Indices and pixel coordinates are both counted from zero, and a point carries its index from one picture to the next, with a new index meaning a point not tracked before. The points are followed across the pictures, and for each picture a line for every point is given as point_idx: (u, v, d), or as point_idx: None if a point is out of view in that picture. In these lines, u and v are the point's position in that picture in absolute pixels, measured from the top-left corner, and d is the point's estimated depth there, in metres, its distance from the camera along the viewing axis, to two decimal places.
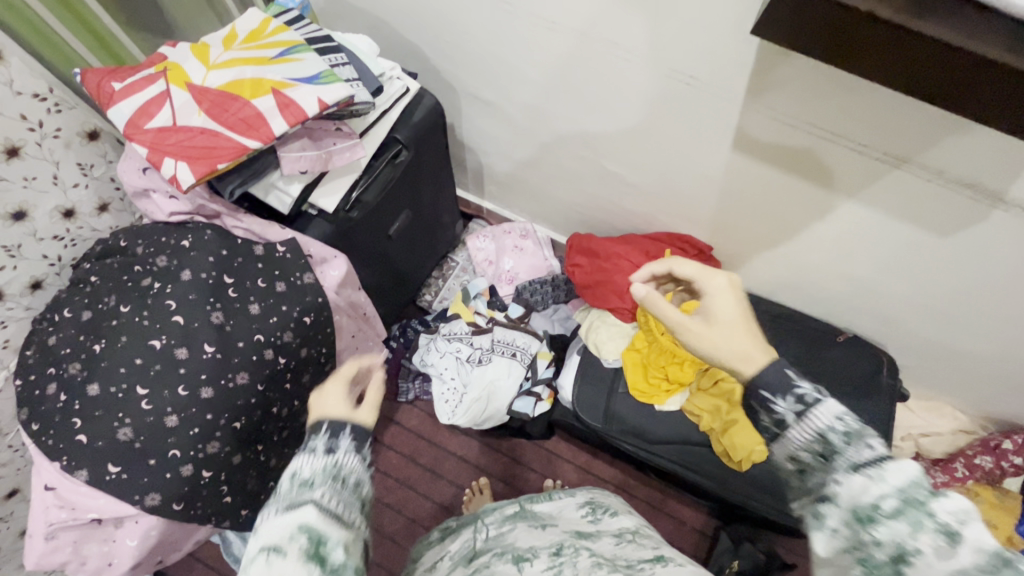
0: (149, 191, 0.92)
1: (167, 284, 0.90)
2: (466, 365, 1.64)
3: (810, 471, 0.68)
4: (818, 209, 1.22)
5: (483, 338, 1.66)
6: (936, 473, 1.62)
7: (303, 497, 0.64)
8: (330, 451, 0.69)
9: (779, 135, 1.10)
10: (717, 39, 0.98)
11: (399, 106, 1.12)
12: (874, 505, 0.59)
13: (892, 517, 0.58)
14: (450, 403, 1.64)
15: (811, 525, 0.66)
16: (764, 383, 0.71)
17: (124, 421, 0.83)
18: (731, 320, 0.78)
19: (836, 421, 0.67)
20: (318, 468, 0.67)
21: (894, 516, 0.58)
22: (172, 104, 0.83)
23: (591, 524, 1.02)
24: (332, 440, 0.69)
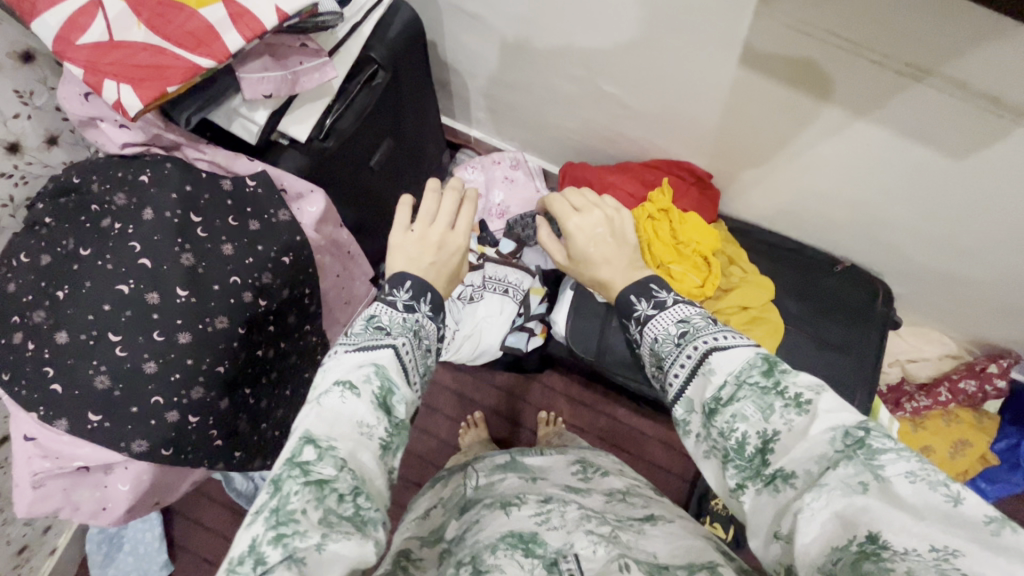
0: (95, 119, 0.83)
1: (129, 224, 0.83)
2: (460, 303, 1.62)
3: (665, 383, 0.81)
4: (824, 130, 1.15)
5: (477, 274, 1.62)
6: (919, 397, 1.67)
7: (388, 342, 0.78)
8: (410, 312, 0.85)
9: (790, 47, 1.00)
10: None
11: (373, 19, 1.01)
12: (716, 396, 0.70)
13: (734, 404, 0.68)
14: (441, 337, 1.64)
15: (688, 442, 0.75)
16: (620, 307, 0.93)
17: (99, 369, 0.79)
18: (591, 249, 0.99)
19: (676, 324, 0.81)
20: (398, 324, 0.82)
21: (750, 411, 0.67)
22: (105, 14, 0.72)
23: (581, 482, 1.02)
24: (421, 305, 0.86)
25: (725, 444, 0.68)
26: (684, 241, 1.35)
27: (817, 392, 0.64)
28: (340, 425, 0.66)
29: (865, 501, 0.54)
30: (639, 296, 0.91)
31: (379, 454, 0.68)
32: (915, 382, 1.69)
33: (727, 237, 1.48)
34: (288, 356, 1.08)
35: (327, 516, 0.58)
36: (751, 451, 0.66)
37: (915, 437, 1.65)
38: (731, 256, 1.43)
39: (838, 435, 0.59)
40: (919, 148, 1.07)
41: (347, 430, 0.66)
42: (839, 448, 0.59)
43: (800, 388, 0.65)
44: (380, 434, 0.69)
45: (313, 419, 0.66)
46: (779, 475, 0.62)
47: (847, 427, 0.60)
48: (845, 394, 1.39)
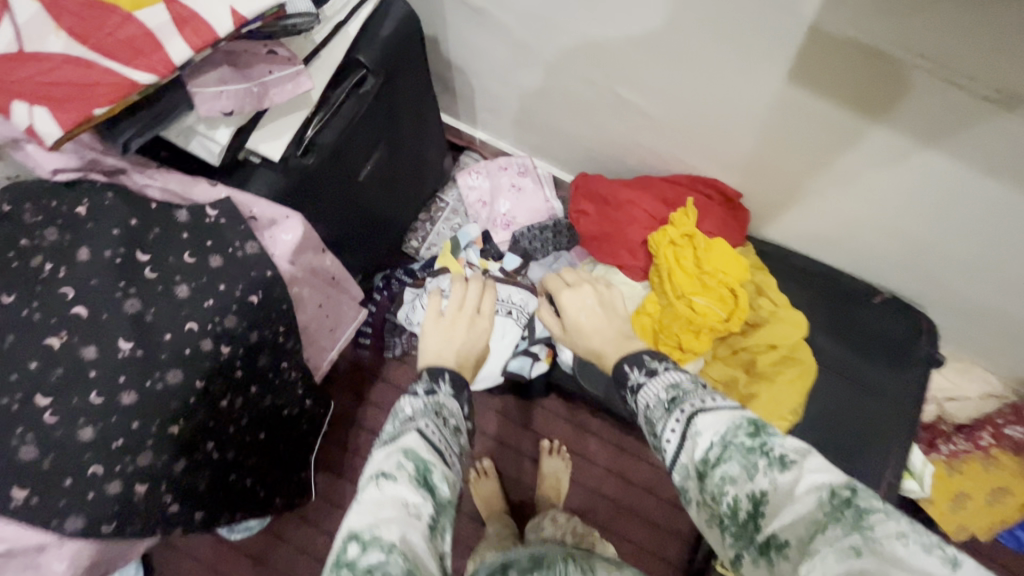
0: (20, 140, 0.70)
1: (62, 265, 0.71)
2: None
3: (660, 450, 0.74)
4: (878, 156, 1.00)
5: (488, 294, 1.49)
6: (958, 439, 1.53)
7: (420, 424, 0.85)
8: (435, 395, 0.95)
9: (850, 59, 0.85)
10: None
11: (360, 19, 0.87)
12: (703, 459, 0.63)
13: (720, 465, 0.62)
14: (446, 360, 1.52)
15: (731, 561, 0.59)
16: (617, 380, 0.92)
17: (25, 438, 0.67)
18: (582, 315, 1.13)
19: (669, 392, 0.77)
20: (419, 412, 0.88)
21: (738, 477, 0.60)
22: (14, 19, 0.58)
23: None
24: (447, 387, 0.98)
25: (733, 534, 0.58)
26: (710, 272, 1.20)
27: (798, 449, 0.59)
28: (380, 501, 0.69)
29: (860, 565, 0.46)
30: (631, 365, 0.90)
31: (429, 538, 0.68)
32: (952, 422, 1.55)
33: (755, 263, 1.34)
34: (262, 400, 0.96)
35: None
36: (756, 530, 0.56)
37: (951, 484, 1.51)
38: (760, 285, 1.29)
39: (829, 494, 0.53)
40: (993, 182, 0.92)
41: (391, 508, 0.67)
42: (837, 515, 0.51)
43: (794, 450, 0.59)
44: (428, 513, 0.70)
45: (354, 508, 0.68)
46: (780, 549, 0.53)
47: (839, 486, 0.53)
48: (882, 444, 1.25)
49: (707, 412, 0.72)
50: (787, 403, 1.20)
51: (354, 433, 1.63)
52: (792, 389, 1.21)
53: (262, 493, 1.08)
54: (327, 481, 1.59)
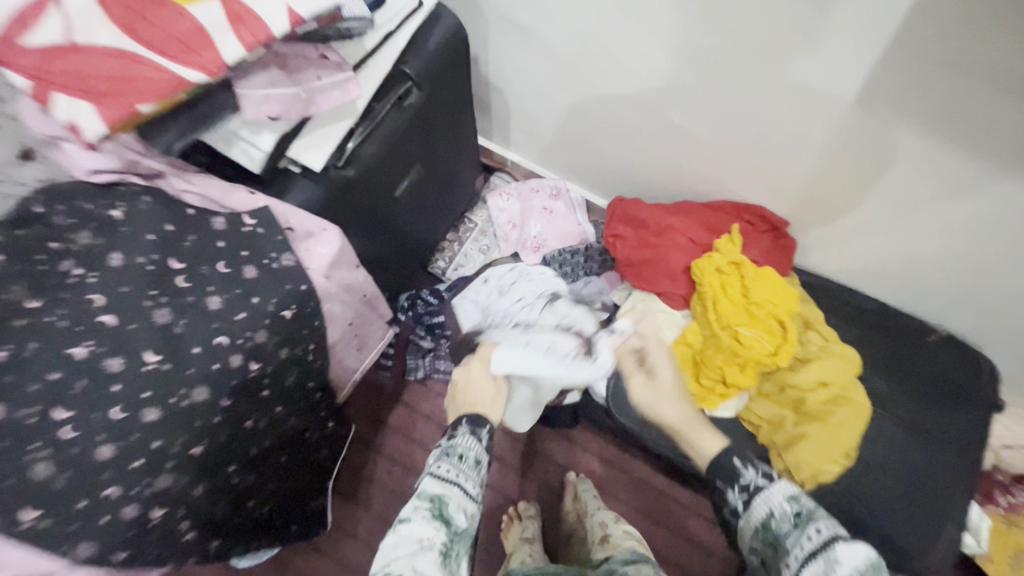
0: (58, 139, 0.66)
1: (91, 271, 0.66)
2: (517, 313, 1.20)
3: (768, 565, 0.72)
4: (955, 189, 0.94)
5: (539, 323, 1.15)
6: (1016, 491, 1.43)
7: (471, 488, 0.85)
8: (476, 442, 0.92)
9: (933, 81, 0.79)
10: None
11: (410, 28, 0.85)
12: (784, 532, 0.73)
13: (821, 562, 0.66)
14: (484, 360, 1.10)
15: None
16: (721, 473, 0.83)
17: (38, 454, 0.62)
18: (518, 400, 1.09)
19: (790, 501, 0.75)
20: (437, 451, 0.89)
21: (808, 563, 0.67)
22: (63, 10, 0.54)
23: None
24: (484, 439, 0.93)
25: (758, 539, 0.75)
26: (757, 302, 1.14)
27: (834, 539, 0.67)
28: (409, 557, 0.70)
29: None
30: (745, 461, 0.82)
31: (443, 561, 0.72)
32: (1010, 472, 1.45)
33: (802, 295, 1.27)
34: (285, 422, 0.92)
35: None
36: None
37: (1008, 537, 1.41)
38: (808, 318, 1.22)
39: (854, 571, 0.63)
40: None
41: (436, 535, 0.75)
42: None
43: (825, 521, 0.71)
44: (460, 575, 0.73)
45: (411, 558, 0.69)
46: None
47: (871, 566, 0.64)
48: (943, 494, 1.15)
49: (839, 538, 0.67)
50: (839, 446, 1.12)
51: (370, 458, 1.56)
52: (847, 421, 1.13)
53: (279, 521, 1.01)
54: (341, 509, 1.51)
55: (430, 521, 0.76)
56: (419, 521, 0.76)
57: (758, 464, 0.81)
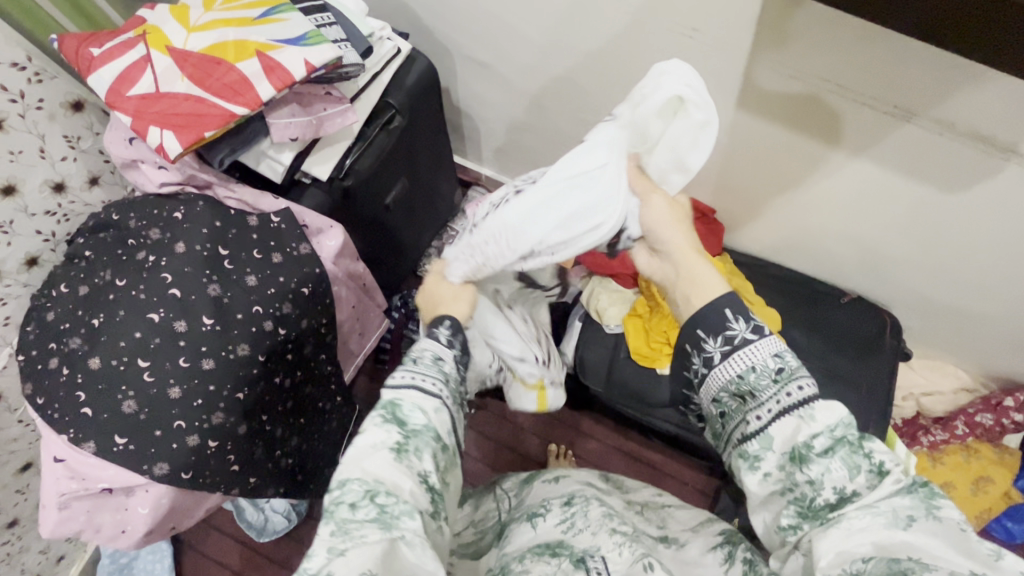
0: (137, 161, 0.91)
1: (162, 257, 0.89)
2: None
3: (734, 417, 0.67)
4: (826, 169, 1.18)
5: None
6: (936, 430, 1.64)
7: (436, 389, 0.70)
8: (451, 349, 0.76)
9: (784, 88, 1.04)
10: None
11: (392, 69, 1.09)
12: (809, 445, 0.59)
13: (826, 457, 0.59)
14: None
15: (742, 468, 0.65)
16: (696, 322, 0.69)
17: (128, 393, 0.84)
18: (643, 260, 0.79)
19: (773, 358, 0.65)
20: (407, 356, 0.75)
21: (780, 419, 0.62)
22: (153, 70, 0.80)
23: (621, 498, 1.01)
24: (452, 339, 0.77)
25: (727, 392, 0.67)
26: None
27: (812, 396, 0.62)
28: (366, 459, 0.62)
29: (905, 537, 0.54)
30: (735, 312, 0.67)
31: (397, 460, 0.62)
32: (930, 416, 1.67)
33: (732, 270, 1.51)
34: (303, 387, 1.08)
35: (342, 527, 0.55)
36: (761, 438, 0.63)
37: (935, 473, 1.62)
38: (737, 288, 1.46)
39: (826, 430, 0.59)
40: (915, 185, 1.10)
41: (408, 404, 0.67)
42: (841, 443, 0.59)
43: (806, 379, 0.63)
44: (419, 467, 0.63)
45: (358, 457, 0.62)
46: (807, 494, 0.59)
47: (846, 426, 0.60)
48: (858, 427, 1.37)
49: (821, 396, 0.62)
50: None
51: None
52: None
53: (300, 477, 1.14)
54: None
55: (393, 427, 0.65)
56: (373, 425, 0.65)
57: (744, 314, 0.67)
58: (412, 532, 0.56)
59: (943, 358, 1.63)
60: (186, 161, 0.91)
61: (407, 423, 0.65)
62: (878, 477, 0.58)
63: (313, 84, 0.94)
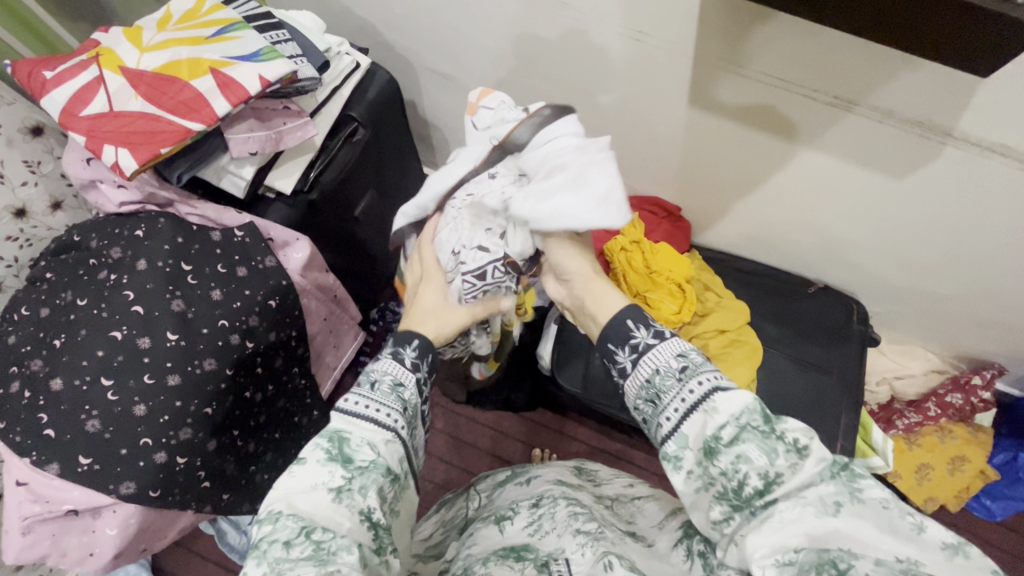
0: (97, 181, 0.92)
1: (123, 275, 0.90)
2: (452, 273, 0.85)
3: (654, 421, 0.70)
4: (779, 162, 1.22)
5: (487, 259, 0.83)
6: (909, 414, 1.68)
7: (389, 420, 0.71)
8: (413, 373, 0.78)
9: (730, 86, 1.08)
10: None
11: (352, 82, 1.11)
12: (717, 436, 0.62)
13: (737, 445, 0.60)
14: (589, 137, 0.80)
15: (667, 470, 0.66)
16: (607, 342, 0.78)
17: (91, 413, 0.83)
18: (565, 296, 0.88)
19: (677, 359, 0.71)
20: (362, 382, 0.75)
21: (689, 417, 0.65)
22: (107, 90, 0.81)
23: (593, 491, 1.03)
24: (417, 362, 0.79)
25: (643, 395, 0.71)
26: (657, 270, 1.41)
27: (715, 389, 0.65)
28: (303, 495, 0.62)
29: (835, 522, 0.55)
30: (637, 321, 0.76)
31: (335, 501, 0.63)
32: (903, 399, 1.69)
33: (700, 265, 1.54)
34: (276, 401, 1.08)
35: (276, 567, 0.56)
36: (678, 436, 0.66)
37: (910, 455, 1.65)
38: (706, 282, 1.49)
39: (729, 419, 0.62)
40: (865, 174, 1.15)
41: (353, 438, 0.68)
42: (747, 430, 0.61)
43: (709, 372, 0.67)
44: (362, 505, 0.64)
45: (288, 492, 0.62)
46: (735, 484, 0.60)
47: (750, 411, 0.61)
48: (830, 412, 1.40)
49: (724, 387, 0.65)
50: (738, 381, 1.37)
51: None
52: (739, 360, 1.39)
53: None
54: None
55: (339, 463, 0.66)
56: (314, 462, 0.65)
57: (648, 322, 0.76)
58: (349, 567, 0.57)
59: (911, 342, 1.66)
60: (145, 178, 0.92)
61: (350, 461, 0.66)
62: (797, 457, 0.58)
63: (269, 98, 0.95)
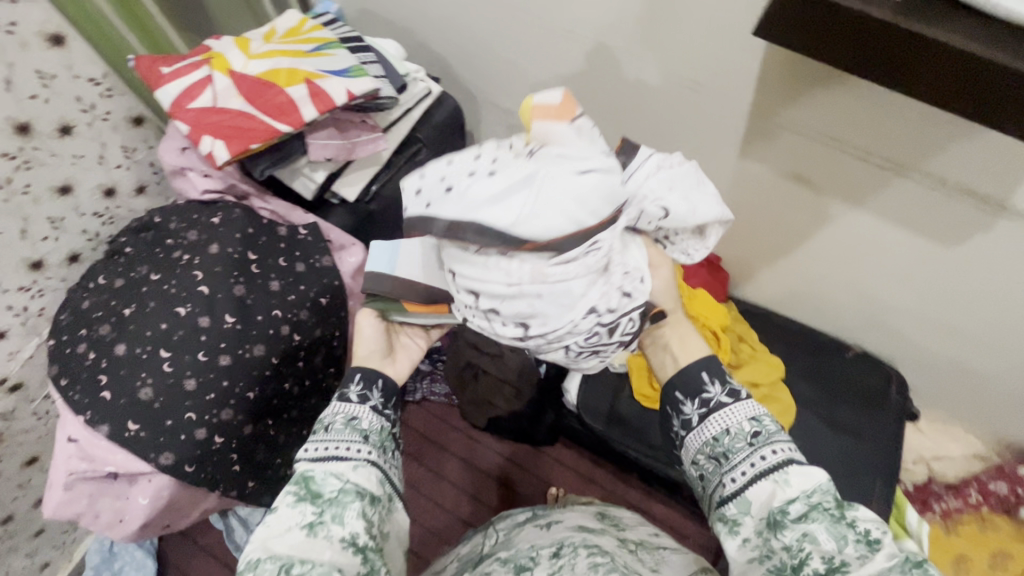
0: (186, 169, 1.00)
1: (196, 256, 0.96)
2: (587, 321, 0.63)
3: (714, 478, 0.70)
4: (823, 220, 1.24)
5: (626, 307, 0.66)
6: (948, 498, 1.59)
7: (353, 451, 0.71)
8: (364, 405, 0.76)
9: (783, 141, 1.12)
10: (730, 47, 1.02)
11: (422, 107, 1.19)
12: (784, 509, 0.62)
13: (804, 522, 0.61)
14: (717, 200, 0.76)
15: (721, 532, 0.67)
16: (664, 398, 0.77)
17: (146, 380, 0.88)
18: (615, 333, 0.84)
19: (751, 422, 0.70)
20: (330, 417, 0.74)
21: (757, 482, 0.66)
22: (213, 88, 0.90)
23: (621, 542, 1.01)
24: (364, 393, 0.77)
25: (704, 452, 0.71)
26: (694, 316, 1.40)
27: (789, 461, 0.65)
28: (277, 538, 0.63)
29: None
30: (712, 375, 0.74)
31: (311, 534, 0.63)
32: (941, 481, 1.62)
33: (737, 317, 1.54)
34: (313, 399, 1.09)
35: None
36: (745, 496, 0.66)
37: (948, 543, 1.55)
38: (741, 334, 1.49)
39: (801, 494, 0.62)
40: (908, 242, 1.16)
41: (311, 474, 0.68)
42: (818, 510, 0.61)
43: (784, 442, 0.67)
44: (341, 533, 0.64)
45: (264, 537, 0.63)
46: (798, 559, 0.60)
47: (823, 492, 0.62)
48: (862, 484, 1.34)
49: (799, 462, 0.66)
50: None
51: None
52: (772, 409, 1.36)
53: None
54: None
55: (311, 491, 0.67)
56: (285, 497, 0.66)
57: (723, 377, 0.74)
58: None
59: (953, 421, 1.60)
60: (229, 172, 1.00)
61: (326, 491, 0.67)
62: (866, 546, 0.58)
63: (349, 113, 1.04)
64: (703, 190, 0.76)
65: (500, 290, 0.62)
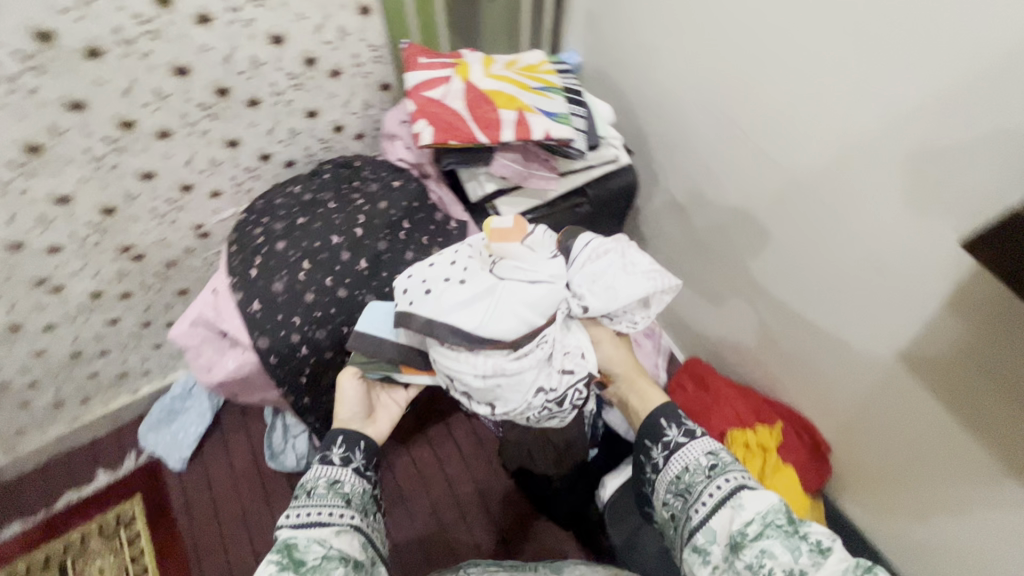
0: (396, 136, 1.21)
1: (368, 203, 1.15)
2: (536, 400, 0.60)
3: (682, 517, 0.65)
4: (989, 498, 0.86)
5: (570, 380, 0.62)
6: None
7: (335, 516, 0.63)
8: (346, 467, 0.69)
9: (936, 369, 0.87)
10: (908, 224, 0.81)
11: (602, 172, 1.20)
12: (742, 532, 0.58)
13: (759, 541, 0.56)
14: (655, 275, 0.62)
15: (693, 563, 0.61)
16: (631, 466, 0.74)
17: (281, 275, 1.06)
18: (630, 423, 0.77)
19: (708, 456, 0.66)
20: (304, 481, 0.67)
21: (717, 511, 0.61)
22: (449, 87, 1.06)
23: None
24: (346, 456, 0.71)
25: (671, 491, 0.67)
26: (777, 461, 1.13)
27: (743, 486, 0.61)
28: None
29: None
30: (670, 419, 0.70)
31: None
32: None
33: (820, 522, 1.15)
34: None
35: None
36: (707, 527, 0.61)
37: None
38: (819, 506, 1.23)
39: (755, 518, 0.58)
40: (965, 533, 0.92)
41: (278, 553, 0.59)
42: (772, 528, 0.57)
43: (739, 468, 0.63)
44: None
45: None
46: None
47: (775, 511, 0.58)
48: None
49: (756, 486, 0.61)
50: None
51: None
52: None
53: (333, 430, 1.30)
54: None
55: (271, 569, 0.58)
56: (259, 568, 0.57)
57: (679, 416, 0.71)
58: None
59: None
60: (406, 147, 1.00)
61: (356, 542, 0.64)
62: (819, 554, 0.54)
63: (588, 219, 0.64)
64: (639, 270, 0.62)
65: (471, 380, 0.59)
